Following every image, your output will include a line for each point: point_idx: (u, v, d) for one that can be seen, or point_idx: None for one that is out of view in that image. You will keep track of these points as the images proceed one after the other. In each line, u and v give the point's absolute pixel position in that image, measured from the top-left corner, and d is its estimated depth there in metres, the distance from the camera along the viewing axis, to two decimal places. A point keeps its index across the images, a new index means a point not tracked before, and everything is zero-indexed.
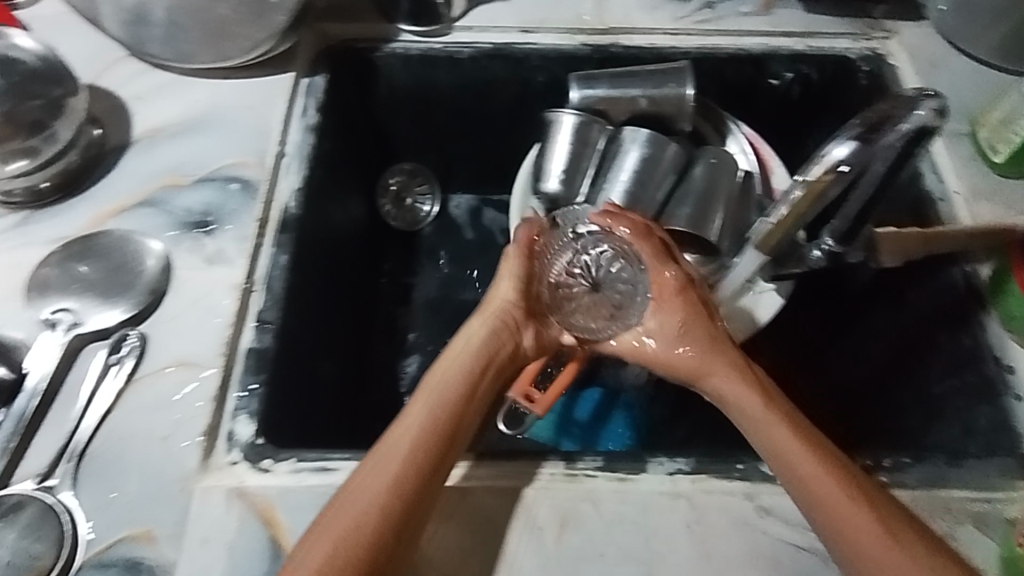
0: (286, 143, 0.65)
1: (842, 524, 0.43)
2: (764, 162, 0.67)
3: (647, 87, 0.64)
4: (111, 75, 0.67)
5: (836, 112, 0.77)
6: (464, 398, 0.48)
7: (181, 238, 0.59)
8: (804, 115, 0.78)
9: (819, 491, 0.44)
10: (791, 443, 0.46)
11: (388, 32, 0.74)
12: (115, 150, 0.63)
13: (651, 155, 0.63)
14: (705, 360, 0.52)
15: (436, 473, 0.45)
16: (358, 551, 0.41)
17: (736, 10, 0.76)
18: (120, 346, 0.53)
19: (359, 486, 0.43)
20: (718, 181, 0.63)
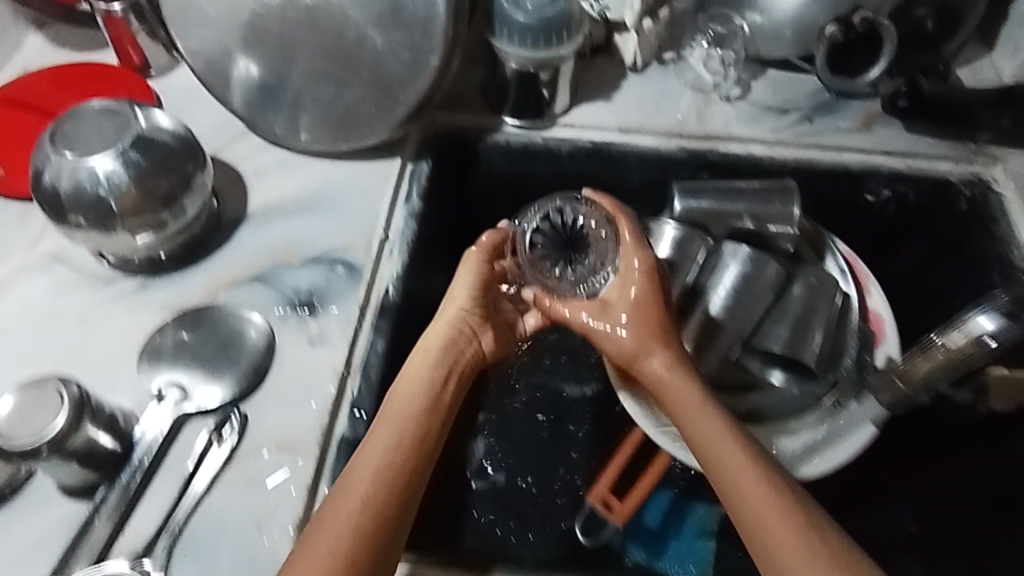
0: (390, 228, 0.67)
1: (773, 537, 0.48)
2: (861, 284, 0.66)
3: (752, 204, 0.65)
4: (232, 148, 0.71)
5: (928, 230, 0.77)
6: (427, 405, 0.56)
7: (287, 317, 0.60)
8: (897, 231, 0.78)
9: (751, 501, 0.50)
10: (730, 455, 0.52)
11: (493, 123, 0.76)
12: (230, 223, 0.66)
13: (751, 274, 0.63)
14: (646, 347, 0.58)
15: (411, 461, 0.52)
16: (348, 542, 0.47)
17: (835, 125, 0.76)
18: (223, 424, 0.55)
19: (348, 486, 0.50)
20: (816, 307, 0.63)
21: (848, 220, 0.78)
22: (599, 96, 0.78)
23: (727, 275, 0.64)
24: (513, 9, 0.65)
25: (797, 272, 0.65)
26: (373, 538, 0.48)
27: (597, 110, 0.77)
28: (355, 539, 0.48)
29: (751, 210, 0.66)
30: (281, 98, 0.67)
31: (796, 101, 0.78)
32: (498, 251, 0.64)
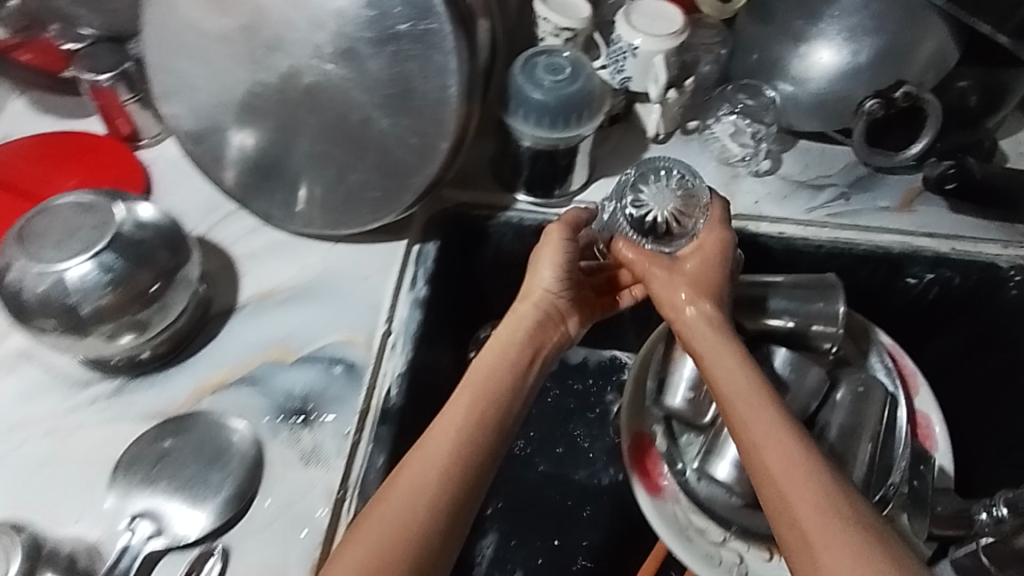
0: (393, 319, 0.62)
1: (801, 517, 0.45)
2: (907, 382, 0.63)
3: (790, 304, 0.61)
4: (225, 229, 0.66)
5: (975, 318, 0.71)
6: (509, 381, 0.53)
7: (278, 427, 0.55)
8: (938, 317, 0.73)
9: (782, 483, 0.46)
10: (763, 427, 0.49)
11: (505, 200, 0.71)
12: (219, 316, 0.61)
13: (791, 380, 0.59)
14: (703, 317, 0.57)
15: (481, 439, 0.50)
16: (401, 527, 0.45)
17: (872, 202, 0.71)
18: (201, 564, 0.49)
19: (415, 466, 0.48)
20: (863, 416, 0.59)
21: (887, 304, 0.74)
22: (620, 171, 0.72)
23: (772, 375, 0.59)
24: (530, 85, 0.61)
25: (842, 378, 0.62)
26: (424, 526, 0.45)
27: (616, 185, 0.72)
28: (411, 524, 0.45)
29: (789, 309, 0.61)
30: (278, 179, 0.62)
31: (829, 176, 0.73)
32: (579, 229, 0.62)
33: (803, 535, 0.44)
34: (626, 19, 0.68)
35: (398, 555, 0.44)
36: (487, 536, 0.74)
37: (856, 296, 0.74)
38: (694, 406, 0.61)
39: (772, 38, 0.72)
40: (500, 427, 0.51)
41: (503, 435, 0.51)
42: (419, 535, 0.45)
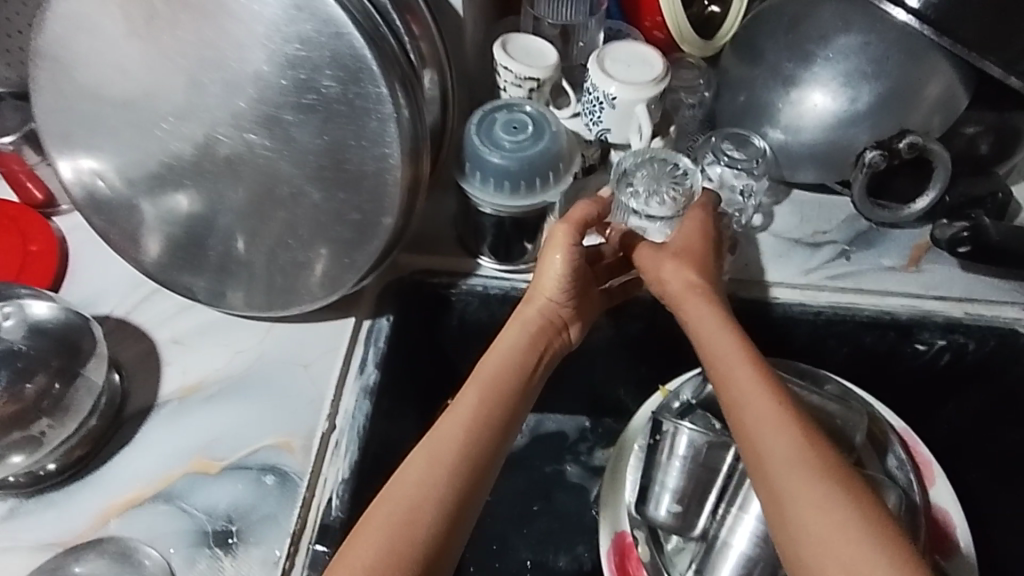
0: (338, 414, 0.54)
1: (806, 490, 0.42)
2: (921, 471, 0.56)
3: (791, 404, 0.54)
4: (147, 309, 0.58)
5: (995, 387, 0.64)
6: (508, 378, 0.50)
7: (195, 556, 0.47)
8: (953, 384, 0.66)
9: (783, 454, 0.43)
10: (757, 397, 0.46)
11: (467, 265, 0.63)
12: (134, 417, 0.53)
13: None
14: (689, 291, 0.53)
15: (486, 431, 0.47)
16: (407, 520, 0.42)
17: (876, 261, 0.64)
18: None
19: (416, 460, 0.45)
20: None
21: (893, 369, 0.66)
22: None
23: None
24: (489, 147, 0.53)
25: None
26: (430, 519, 0.42)
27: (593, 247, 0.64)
28: (430, 507, 0.43)
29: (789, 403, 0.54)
30: (203, 255, 0.54)
31: (827, 231, 0.66)
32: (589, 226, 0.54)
33: (805, 511, 0.41)
34: (601, 64, 0.61)
35: (410, 552, 0.41)
36: None
37: (862, 359, 0.66)
38: (684, 517, 0.54)
39: (759, 80, 0.65)
40: (507, 421, 0.48)
41: (506, 428, 0.48)
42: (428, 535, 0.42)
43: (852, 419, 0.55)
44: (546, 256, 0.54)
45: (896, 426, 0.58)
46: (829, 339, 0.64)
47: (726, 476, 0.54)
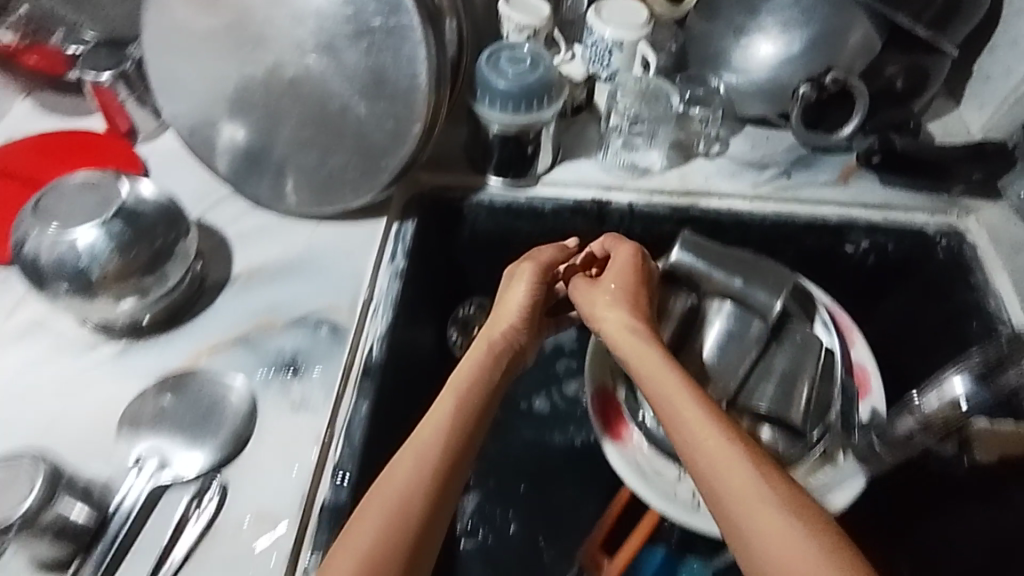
0: (375, 288, 0.68)
1: (730, 471, 0.49)
2: (845, 335, 0.68)
3: (745, 276, 0.67)
4: (217, 212, 0.72)
5: (913, 281, 0.77)
6: (470, 390, 0.57)
7: (270, 381, 0.61)
8: (880, 279, 0.79)
9: (711, 452, 0.50)
10: (696, 430, 0.51)
11: (478, 182, 0.77)
12: (214, 288, 0.67)
13: (736, 331, 0.67)
14: (620, 325, 0.62)
15: (465, 433, 0.54)
16: (396, 502, 0.49)
17: (813, 179, 0.78)
18: (204, 491, 0.54)
19: (405, 458, 0.52)
20: (802, 365, 0.65)
21: (835, 268, 0.79)
22: (582, 155, 0.79)
23: (713, 330, 0.67)
24: (495, 75, 0.67)
25: (783, 332, 0.67)
26: (416, 507, 0.49)
27: (579, 167, 0.78)
28: (416, 501, 0.49)
29: (742, 273, 0.67)
30: (267, 164, 0.68)
31: (773, 155, 0.79)
32: (547, 271, 0.66)
33: (732, 491, 0.48)
34: (597, 13, 0.75)
35: (405, 542, 0.48)
36: (469, 495, 0.78)
37: (805, 263, 0.79)
38: None
39: (715, 33, 0.79)
40: (474, 430, 0.55)
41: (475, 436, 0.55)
42: (417, 522, 0.49)
43: (790, 288, 0.67)
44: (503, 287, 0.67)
45: (824, 303, 0.69)
46: (779, 243, 0.78)
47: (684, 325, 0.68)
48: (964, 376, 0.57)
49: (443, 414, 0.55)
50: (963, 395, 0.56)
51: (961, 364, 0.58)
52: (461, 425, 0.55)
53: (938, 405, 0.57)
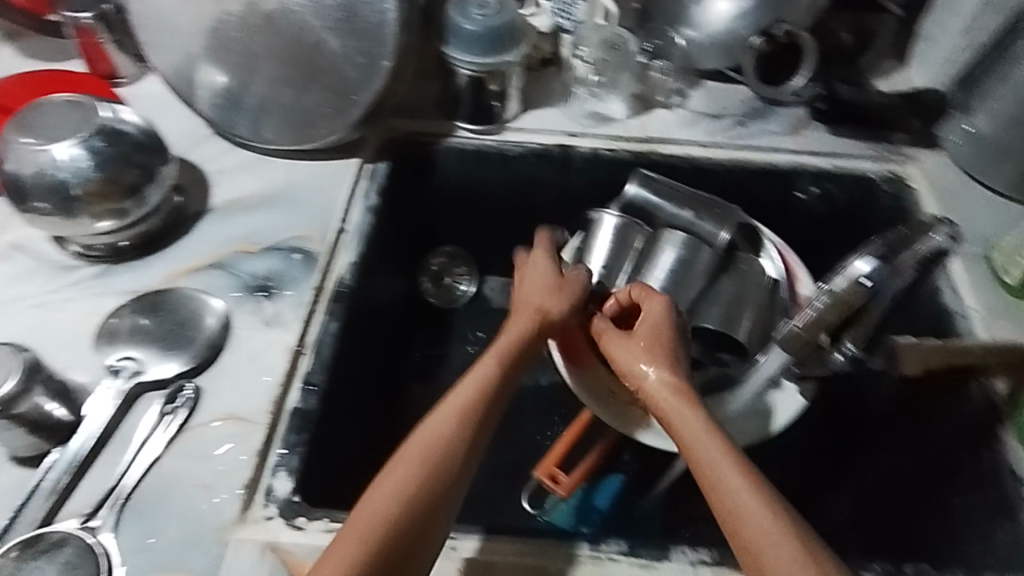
0: (347, 222, 0.71)
1: (758, 527, 0.43)
2: (792, 272, 0.70)
3: (695, 210, 0.72)
4: (197, 149, 0.75)
5: (861, 229, 0.79)
6: (473, 403, 0.52)
7: (244, 300, 0.64)
8: (831, 230, 0.81)
9: (736, 488, 0.46)
10: (722, 469, 0.47)
11: (447, 128, 0.80)
12: (191, 217, 0.70)
13: (686, 258, 0.71)
14: (653, 356, 0.57)
15: (464, 447, 0.49)
16: (397, 505, 0.45)
17: (765, 128, 0.81)
18: (176, 397, 0.58)
19: (406, 454, 0.48)
20: (746, 293, 0.70)
21: (787, 217, 0.81)
22: (548, 104, 0.83)
23: (666, 256, 0.71)
24: (463, 19, 0.71)
25: (733, 262, 0.72)
26: (407, 523, 0.45)
27: (546, 115, 0.82)
28: (410, 515, 0.45)
29: (693, 207, 0.72)
30: (245, 100, 0.72)
31: (729, 108, 0.83)
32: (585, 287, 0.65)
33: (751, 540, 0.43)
34: None
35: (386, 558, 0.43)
36: None
37: (760, 212, 0.82)
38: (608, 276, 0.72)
39: None
40: (477, 444, 0.50)
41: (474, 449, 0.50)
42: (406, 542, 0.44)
43: (738, 220, 0.72)
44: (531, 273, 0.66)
45: (774, 242, 0.72)
46: (731, 190, 0.80)
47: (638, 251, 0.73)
48: (872, 261, 0.57)
49: (464, 395, 0.52)
50: (867, 277, 0.57)
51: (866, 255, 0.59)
52: (464, 430, 0.50)
53: (841, 290, 0.57)
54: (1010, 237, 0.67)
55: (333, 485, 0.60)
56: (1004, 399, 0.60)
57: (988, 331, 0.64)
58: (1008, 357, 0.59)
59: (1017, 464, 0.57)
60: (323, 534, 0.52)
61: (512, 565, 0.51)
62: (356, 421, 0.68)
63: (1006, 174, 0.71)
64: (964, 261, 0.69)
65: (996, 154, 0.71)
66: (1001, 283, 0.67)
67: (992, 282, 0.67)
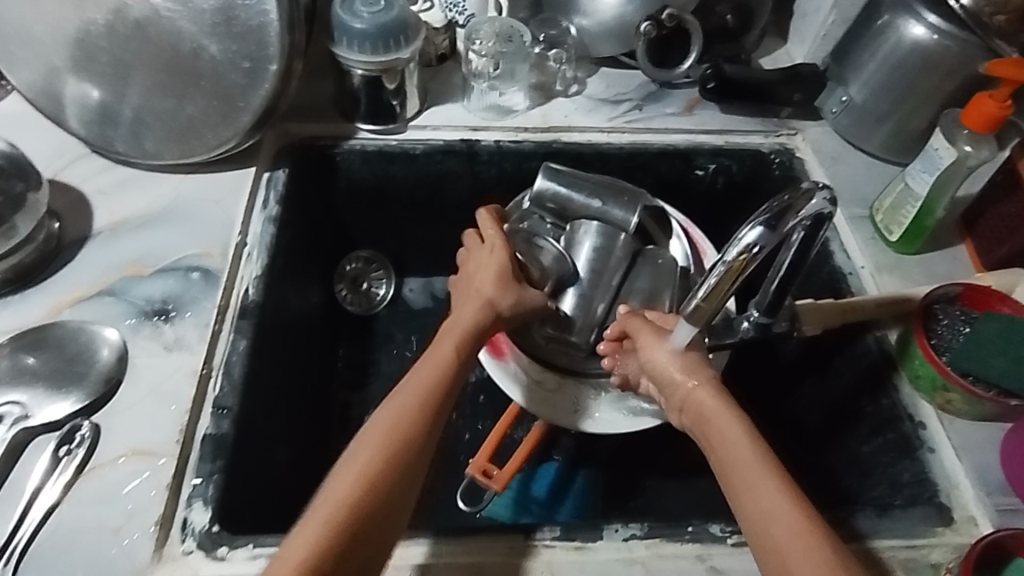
0: (248, 234, 0.68)
1: (796, 543, 0.43)
2: (697, 246, 0.73)
3: (603, 199, 0.70)
4: (73, 170, 0.70)
5: (757, 198, 0.83)
6: (411, 426, 0.48)
7: (140, 326, 0.60)
8: (731, 201, 0.84)
9: (780, 509, 0.44)
10: (769, 489, 0.45)
11: (348, 130, 0.78)
12: (74, 243, 0.65)
13: (603, 245, 0.69)
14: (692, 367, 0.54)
15: (392, 474, 0.45)
16: (342, 506, 0.43)
17: (661, 110, 0.83)
18: (72, 436, 0.54)
19: (358, 455, 0.46)
20: (661, 284, 0.68)
21: (686, 193, 0.84)
22: (448, 98, 0.82)
23: (583, 247, 0.68)
24: (350, 17, 0.69)
25: (646, 251, 0.69)
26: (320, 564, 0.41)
27: (447, 110, 0.81)
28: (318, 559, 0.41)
29: (599, 194, 0.70)
30: (122, 114, 0.68)
31: (626, 92, 0.84)
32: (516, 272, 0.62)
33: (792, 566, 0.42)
34: None
35: None
36: None
37: (662, 190, 0.84)
38: None
39: None
40: (407, 469, 0.46)
41: (411, 475, 0.46)
42: None
43: (646, 206, 0.70)
44: (478, 262, 0.62)
45: (677, 218, 0.74)
46: (635, 171, 0.82)
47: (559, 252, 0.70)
48: (757, 229, 0.46)
49: (405, 403, 0.49)
50: (755, 247, 0.46)
51: (755, 217, 0.47)
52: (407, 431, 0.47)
53: (715, 281, 0.49)
54: (887, 197, 0.71)
55: (255, 509, 0.58)
56: (896, 347, 0.64)
57: (875, 287, 0.69)
58: (897, 311, 0.64)
59: (911, 407, 0.61)
60: (247, 563, 0.50)
61: (447, 564, 0.51)
62: (278, 438, 0.66)
63: (879, 138, 0.77)
64: (851, 222, 0.73)
65: (870, 119, 0.76)
66: (885, 241, 0.71)
67: (876, 239, 0.72)
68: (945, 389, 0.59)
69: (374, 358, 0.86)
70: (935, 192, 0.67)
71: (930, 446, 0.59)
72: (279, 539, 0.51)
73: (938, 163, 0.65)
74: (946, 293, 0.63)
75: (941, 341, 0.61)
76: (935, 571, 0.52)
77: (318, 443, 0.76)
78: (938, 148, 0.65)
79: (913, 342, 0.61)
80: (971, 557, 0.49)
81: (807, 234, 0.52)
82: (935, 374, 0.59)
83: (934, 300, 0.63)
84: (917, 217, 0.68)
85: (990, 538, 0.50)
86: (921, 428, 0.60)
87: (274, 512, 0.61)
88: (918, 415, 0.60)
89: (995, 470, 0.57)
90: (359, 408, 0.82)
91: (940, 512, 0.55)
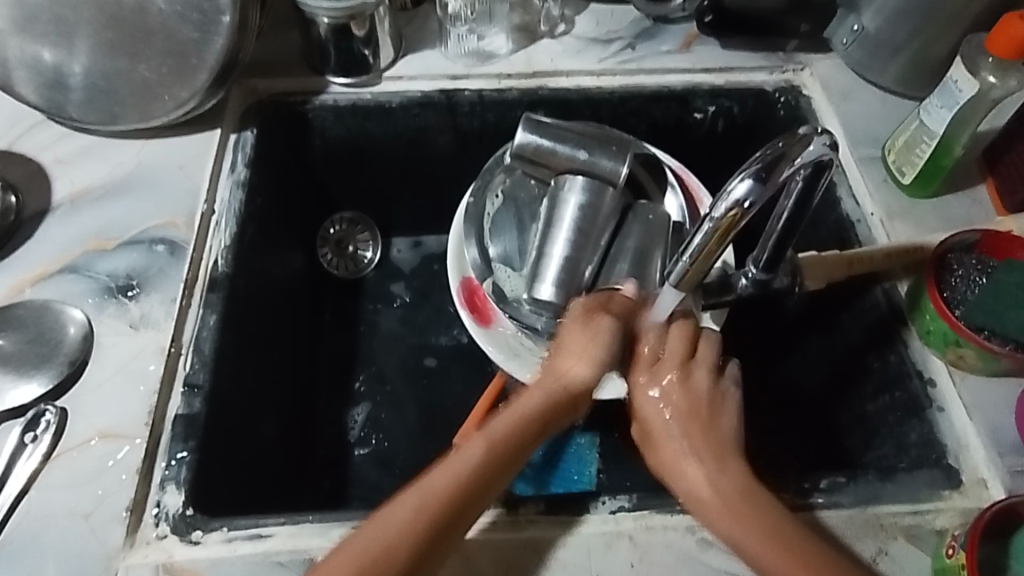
0: (215, 202, 0.64)
1: None
2: (692, 195, 0.68)
3: (586, 147, 0.64)
4: (30, 139, 0.67)
5: (761, 142, 0.77)
6: (438, 513, 0.44)
7: (104, 304, 0.58)
8: (733, 146, 0.79)
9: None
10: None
11: (318, 84, 0.73)
12: (33, 218, 0.62)
13: (590, 203, 0.63)
14: (681, 448, 0.49)
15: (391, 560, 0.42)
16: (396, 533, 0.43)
17: (655, 48, 0.76)
18: (37, 422, 0.52)
19: (402, 499, 0.44)
20: (652, 240, 0.63)
21: (685, 138, 0.78)
22: (422, 42, 0.76)
23: (570, 206, 0.63)
24: None
25: (637, 206, 0.65)
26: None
27: (424, 59, 0.75)
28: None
29: (585, 144, 0.64)
30: (73, 77, 0.63)
31: (618, 30, 0.77)
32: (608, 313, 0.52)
33: None
34: None
35: None
36: (358, 407, 0.77)
37: (658, 137, 0.79)
38: (522, 238, 0.67)
39: None
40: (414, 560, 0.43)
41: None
42: None
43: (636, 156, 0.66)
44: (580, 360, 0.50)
45: (671, 166, 0.69)
46: (628, 117, 0.76)
47: (546, 212, 0.65)
48: (747, 181, 0.42)
49: (446, 476, 0.45)
50: (745, 203, 0.42)
51: (746, 166, 0.43)
52: (533, 437, 0.48)
53: (702, 240, 0.45)
54: (901, 135, 0.66)
55: (230, 488, 0.56)
56: (906, 299, 0.59)
57: (886, 235, 0.64)
58: (907, 260, 0.60)
59: (920, 363, 0.57)
60: (221, 546, 0.49)
61: None
62: (259, 412, 0.64)
63: (894, 70, 0.70)
64: (860, 165, 0.68)
65: (885, 49, 0.69)
66: (898, 183, 0.66)
67: (888, 182, 0.67)
68: (958, 345, 0.54)
69: (363, 324, 0.83)
70: (954, 128, 0.61)
71: (939, 405, 0.55)
72: (254, 521, 0.50)
73: (958, 97, 0.59)
74: (962, 241, 0.58)
75: (954, 293, 0.57)
76: (940, 538, 0.50)
77: (304, 413, 0.75)
78: (959, 80, 0.59)
79: (925, 295, 0.56)
80: (982, 523, 0.46)
81: (808, 183, 0.47)
82: (947, 330, 0.54)
83: (949, 248, 0.58)
84: (934, 155, 0.62)
85: (1001, 503, 0.47)
86: (931, 387, 0.56)
87: (252, 487, 0.60)
88: (927, 371, 0.57)
89: (1009, 430, 0.54)
90: (348, 375, 0.80)
91: (948, 475, 0.52)
